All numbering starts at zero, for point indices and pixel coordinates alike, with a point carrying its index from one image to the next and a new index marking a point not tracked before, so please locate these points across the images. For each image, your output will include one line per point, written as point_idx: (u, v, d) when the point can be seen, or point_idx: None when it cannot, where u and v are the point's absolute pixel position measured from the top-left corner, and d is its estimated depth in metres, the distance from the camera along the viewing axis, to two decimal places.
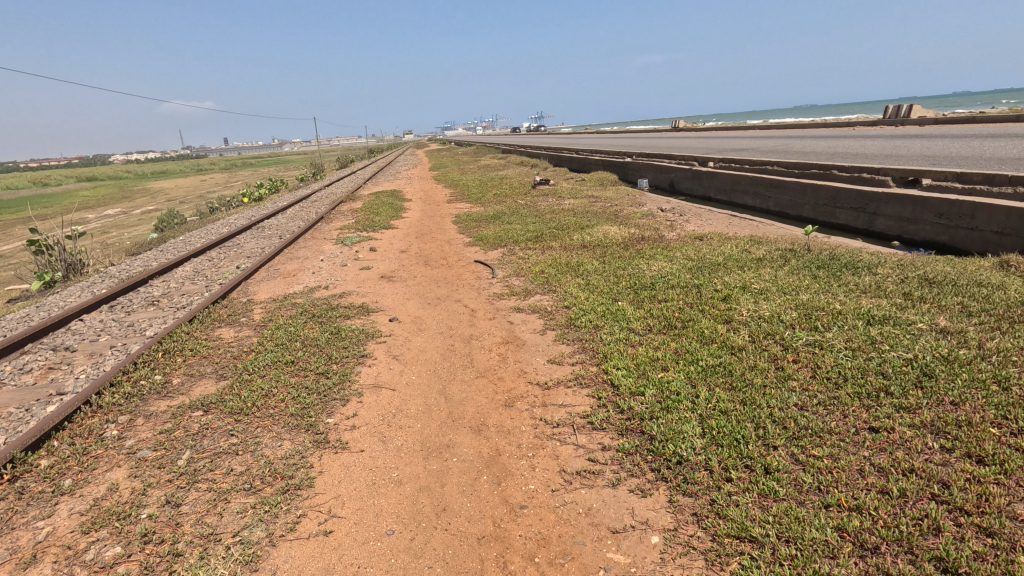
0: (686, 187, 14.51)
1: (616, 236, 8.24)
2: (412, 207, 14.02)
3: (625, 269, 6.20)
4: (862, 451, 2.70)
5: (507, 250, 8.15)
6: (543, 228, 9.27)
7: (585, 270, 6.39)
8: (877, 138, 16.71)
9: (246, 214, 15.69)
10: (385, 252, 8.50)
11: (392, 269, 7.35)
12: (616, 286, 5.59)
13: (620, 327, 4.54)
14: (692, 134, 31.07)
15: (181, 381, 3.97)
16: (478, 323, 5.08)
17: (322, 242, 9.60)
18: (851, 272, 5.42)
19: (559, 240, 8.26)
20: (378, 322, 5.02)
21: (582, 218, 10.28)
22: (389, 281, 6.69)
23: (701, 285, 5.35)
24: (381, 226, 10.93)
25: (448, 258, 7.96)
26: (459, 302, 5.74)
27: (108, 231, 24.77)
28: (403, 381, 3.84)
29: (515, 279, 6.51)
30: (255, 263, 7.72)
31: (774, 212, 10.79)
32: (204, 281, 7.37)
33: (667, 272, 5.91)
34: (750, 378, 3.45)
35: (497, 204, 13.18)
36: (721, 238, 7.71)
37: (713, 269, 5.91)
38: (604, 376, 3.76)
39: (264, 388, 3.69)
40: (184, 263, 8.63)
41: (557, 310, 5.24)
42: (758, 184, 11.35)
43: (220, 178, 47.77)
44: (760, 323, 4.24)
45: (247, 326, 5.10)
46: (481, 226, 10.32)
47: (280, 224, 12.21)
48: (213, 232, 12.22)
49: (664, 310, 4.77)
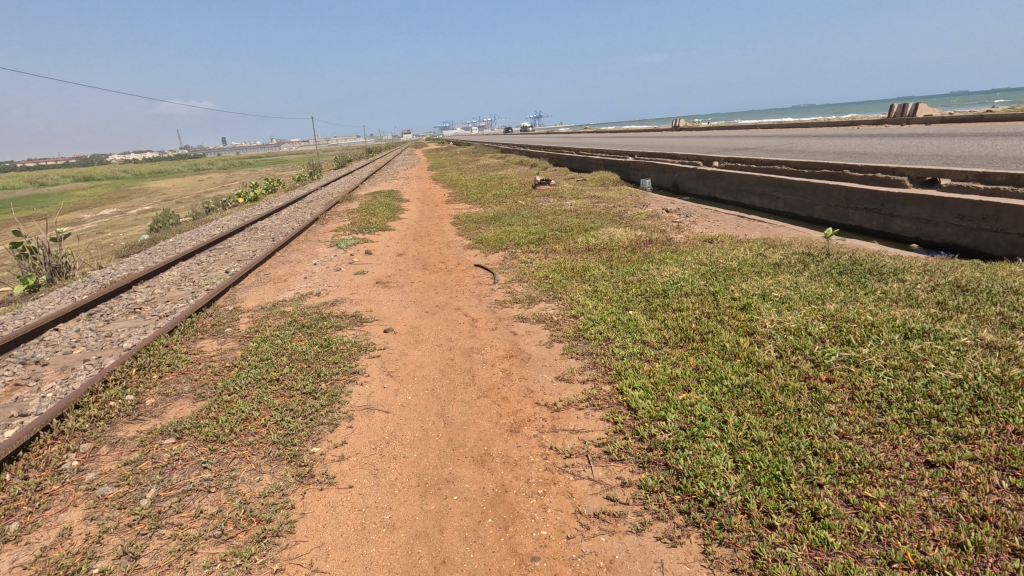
0: (691, 187, 14.19)
1: (623, 238, 7.90)
2: (410, 207, 13.66)
3: (635, 275, 5.86)
4: (921, 491, 2.36)
5: (509, 254, 7.80)
6: (546, 230, 8.92)
7: (591, 275, 6.05)
8: (884, 138, 16.37)
9: (240, 215, 15.32)
10: (381, 255, 8.15)
11: (388, 274, 7.00)
12: (626, 294, 5.25)
13: (633, 340, 4.20)
14: (693, 133, 30.73)
15: (154, 402, 3.63)
16: (479, 334, 4.74)
17: (316, 244, 9.25)
18: (876, 278, 5.09)
19: (563, 243, 7.91)
20: (371, 333, 4.68)
21: (586, 219, 9.94)
22: (385, 287, 6.34)
23: (717, 293, 5.01)
24: (378, 228, 10.58)
25: (447, 262, 7.61)
26: (458, 311, 5.40)
27: (102, 232, 24.43)
28: (399, 403, 3.50)
29: (517, 285, 6.17)
30: (245, 267, 7.37)
31: (783, 213, 10.46)
32: (190, 287, 7.02)
33: (680, 278, 5.56)
34: (782, 401, 3.11)
35: (497, 205, 12.84)
36: (733, 241, 7.37)
37: (728, 275, 5.58)
38: (619, 397, 3.42)
39: (244, 412, 3.35)
40: (172, 267, 8.27)
41: (563, 320, 4.90)
42: (766, 184, 11.02)
43: (216, 177, 47.36)
44: (786, 336, 3.90)
45: (231, 338, 4.75)
46: (481, 228, 9.97)
47: (274, 226, 11.86)
48: (205, 233, 11.87)
49: (679, 321, 4.44)
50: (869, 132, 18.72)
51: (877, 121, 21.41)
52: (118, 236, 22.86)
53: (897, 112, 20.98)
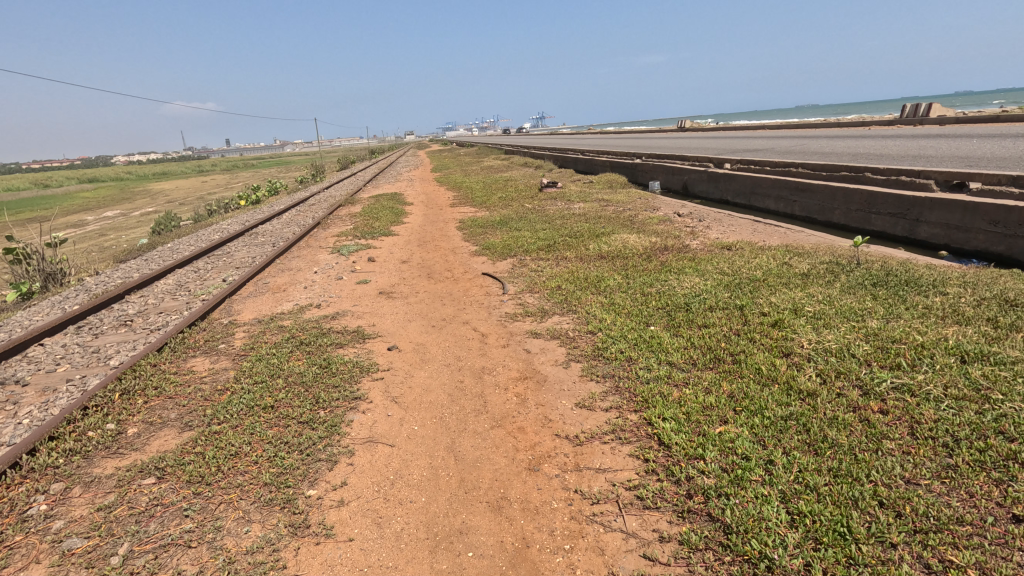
0: (701, 190, 13.84)
1: (636, 245, 7.57)
2: (414, 211, 13.34)
3: (653, 286, 5.53)
4: (1016, 555, 2.01)
5: (518, 261, 7.47)
6: (555, 235, 8.60)
7: (607, 286, 5.72)
8: (899, 139, 15.97)
9: (241, 219, 15.05)
10: (385, 262, 7.82)
11: (392, 283, 6.68)
12: (646, 308, 4.92)
13: (658, 361, 3.86)
14: (699, 134, 30.34)
15: (137, 433, 3.31)
16: (490, 353, 4.41)
17: (318, 250, 8.96)
18: (914, 291, 4.74)
19: (574, 249, 7.58)
20: (374, 351, 4.36)
21: (596, 224, 9.61)
22: (389, 298, 6.02)
23: (745, 307, 4.68)
24: (381, 232, 10.27)
25: (453, 270, 7.28)
26: (466, 325, 5.08)
27: (104, 234, 24.26)
28: (404, 434, 3.18)
29: (528, 297, 5.84)
30: (243, 276, 7.07)
31: (801, 217, 10.12)
32: (186, 297, 6.73)
33: (703, 290, 5.23)
34: (834, 437, 2.78)
35: (503, 208, 12.54)
36: (753, 249, 7.03)
37: (754, 286, 5.23)
38: (649, 430, 3.09)
39: (234, 447, 3.03)
40: (168, 274, 7.98)
41: (579, 336, 4.57)
42: (782, 187, 10.67)
43: (219, 179, 47.23)
44: (828, 359, 3.56)
45: (224, 357, 4.44)
46: (487, 233, 9.64)
47: (275, 230, 11.57)
48: (204, 238, 11.59)
49: (707, 339, 4.11)
50: (882, 133, 18.31)
51: (888, 121, 21.00)
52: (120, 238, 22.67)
53: (910, 112, 20.56)
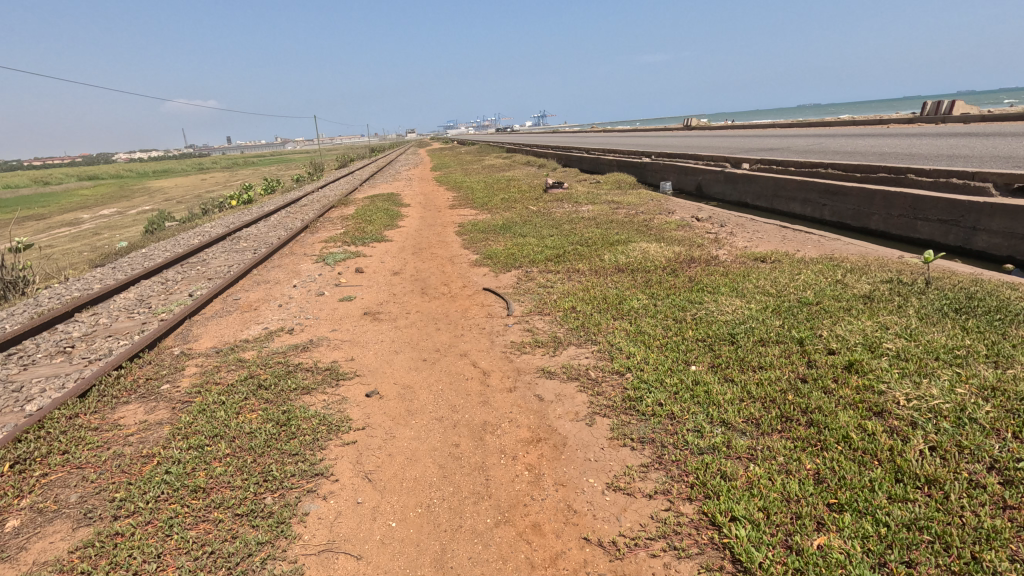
0: (717, 191, 12.98)
1: (658, 256, 6.71)
2: (411, 214, 12.44)
3: (687, 310, 4.67)
4: None
5: (523, 274, 6.58)
6: (565, 243, 7.74)
7: (631, 309, 4.86)
8: (924, 138, 15.05)
9: (228, 220, 14.20)
10: (373, 274, 6.95)
11: (379, 301, 5.80)
12: (683, 341, 4.05)
13: (712, 424, 3.00)
14: (707, 132, 29.39)
15: (16, 530, 2.44)
16: (492, 400, 3.54)
17: (302, 258, 8.10)
18: (1012, 321, 3.87)
19: (588, 261, 6.69)
20: (349, 398, 3.50)
21: (608, 229, 8.76)
22: (374, 320, 5.16)
23: (806, 342, 3.81)
24: (373, 237, 9.42)
25: (449, 284, 6.40)
26: (464, 359, 4.20)
27: (98, 232, 23.54)
28: (377, 538, 2.32)
29: (537, 321, 4.96)
30: (211, 291, 6.21)
31: (831, 222, 9.27)
32: (144, 315, 5.88)
33: (748, 319, 4.35)
34: (996, 567, 1.91)
35: (506, 211, 11.68)
36: (793, 261, 6.16)
37: (810, 312, 4.36)
38: (715, 538, 2.23)
39: (136, 563, 2.16)
40: (131, 287, 7.13)
41: (603, 378, 3.70)
42: (809, 190, 9.81)
43: (214, 176, 46.34)
44: (939, 425, 2.70)
45: (161, 404, 3.57)
46: (489, 240, 8.76)
47: (259, 234, 10.71)
48: (183, 242, 10.74)
49: (766, 391, 3.24)
50: (903, 131, 17.38)
51: (908, 120, 20.05)
52: (115, 236, 22.10)
53: (931, 110, 19.62)
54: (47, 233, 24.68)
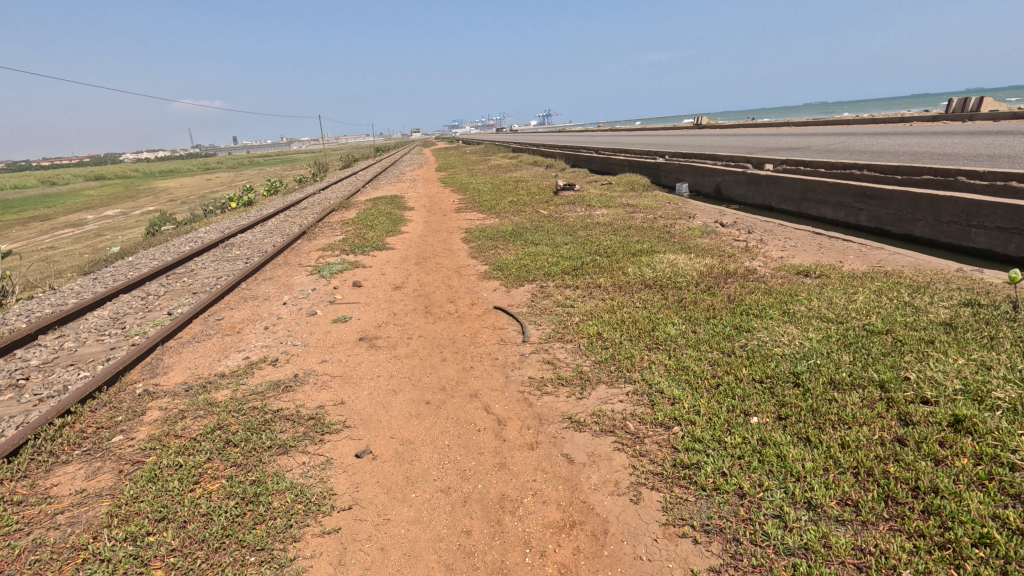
0: (738, 193, 12.28)
1: (687, 268, 6.04)
2: (414, 218, 11.78)
3: (734, 341, 4.00)
4: None
5: (538, 290, 5.92)
6: (583, 253, 7.07)
7: (667, 336, 4.20)
8: (953, 136, 14.27)
9: (224, 224, 13.61)
10: (372, 289, 6.31)
11: (377, 323, 5.15)
12: (738, 383, 3.38)
13: (798, 510, 2.33)
14: (719, 131, 28.55)
15: None
16: (510, 463, 2.88)
17: (296, 269, 7.49)
18: None
19: (610, 275, 6.01)
20: (336, 461, 2.85)
21: (627, 236, 8.09)
22: (371, 348, 4.51)
23: (891, 387, 3.13)
24: (374, 245, 8.79)
25: (456, 301, 5.74)
26: (474, 401, 3.55)
27: (99, 234, 23.10)
28: None
29: (558, 350, 4.30)
30: (191, 310, 5.58)
31: (868, 228, 8.57)
32: (114, 339, 5.25)
33: (810, 354, 3.67)
34: None
35: (515, 215, 11.04)
36: (844, 277, 5.47)
37: (884, 346, 3.68)
38: None
39: None
40: (108, 303, 6.50)
41: (645, 434, 3.03)
42: (842, 193, 9.11)
43: (217, 177, 45.96)
44: None
45: (106, 466, 2.92)
46: (499, 248, 8.12)
47: (253, 241, 10.08)
48: (174, 250, 10.13)
49: (859, 459, 2.56)
50: (929, 129, 16.58)
51: (932, 118, 19.25)
52: (116, 238, 21.61)
53: (956, 107, 18.77)
54: (48, 234, 24.23)
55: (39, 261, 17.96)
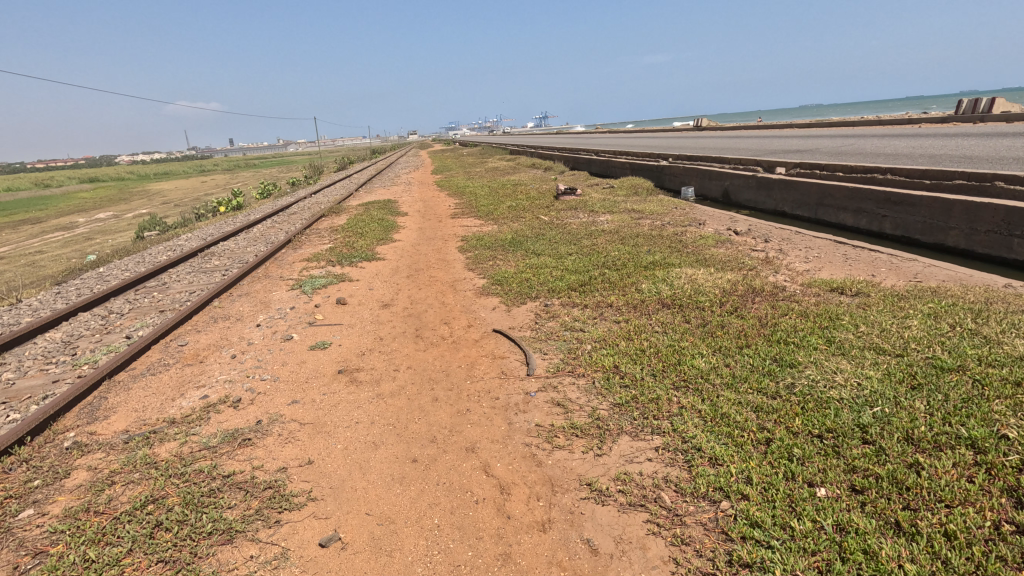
0: (748, 198, 11.72)
1: (708, 284, 5.43)
2: (408, 224, 11.15)
3: (777, 380, 3.39)
4: None
5: (543, 310, 5.31)
6: (589, 266, 6.46)
7: (697, 373, 3.59)
8: (969, 138, 13.72)
9: (209, 231, 12.97)
10: (358, 308, 5.69)
11: (361, 350, 4.53)
12: (794, 440, 2.77)
13: None
14: (721, 133, 28.01)
15: None
16: (518, 554, 2.26)
17: (276, 283, 6.86)
18: None
19: (622, 293, 5.40)
20: (294, 554, 2.23)
21: (636, 246, 7.50)
22: (352, 384, 3.89)
23: (988, 449, 2.52)
24: (363, 255, 8.17)
25: (450, 323, 5.12)
26: (471, 461, 2.93)
27: (88, 237, 22.41)
28: None
29: (569, 388, 3.68)
30: (151, 334, 4.94)
31: (893, 237, 8.00)
32: (60, 368, 4.61)
33: (874, 398, 3.06)
34: None
35: (514, 221, 10.45)
36: (885, 296, 4.87)
37: (962, 388, 3.06)
38: None
39: None
40: (64, 324, 5.85)
41: (686, 512, 2.42)
42: (863, 198, 8.54)
43: (210, 180, 45.28)
44: None
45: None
46: (497, 260, 7.50)
47: (235, 250, 9.44)
48: (149, 260, 9.46)
49: (978, 562, 1.94)
50: (941, 130, 16.08)
51: (942, 119, 18.75)
52: (104, 241, 20.97)
53: (966, 108, 18.23)
54: (35, 237, 23.53)
55: (23, 266, 17.33)
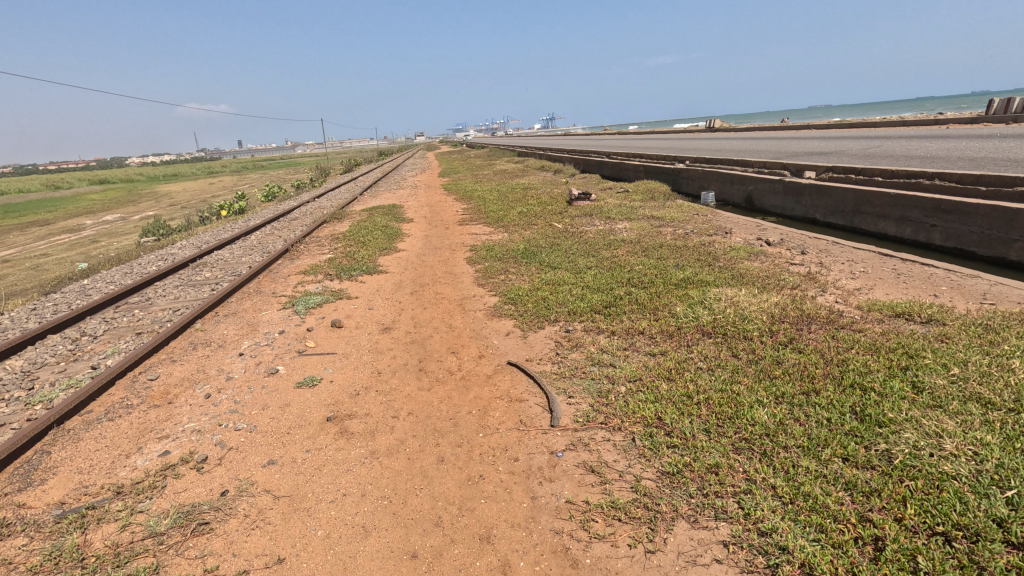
0: (775, 204, 11.04)
1: (752, 307, 4.77)
2: (413, 232, 10.53)
3: (866, 446, 2.71)
4: None
5: (564, 337, 4.65)
6: (613, 284, 5.81)
7: (761, 433, 2.92)
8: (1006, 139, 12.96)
9: (206, 237, 12.40)
10: (355, 333, 5.07)
11: (356, 388, 3.90)
12: (913, 544, 2.09)
13: None
14: (734, 135, 27.21)
15: None
16: None
17: (268, 300, 6.26)
18: None
19: (653, 318, 4.74)
20: None
21: (661, 260, 6.85)
22: (343, 437, 3.25)
23: None
24: (364, 268, 7.56)
25: (458, 353, 4.48)
26: (488, 558, 2.30)
27: (93, 240, 22.05)
28: None
29: (603, 448, 3.02)
30: (117, 366, 4.32)
31: (943, 248, 7.29)
32: (12, 406, 4.01)
33: (1003, 475, 2.37)
34: None
35: (526, 229, 9.82)
36: (963, 325, 4.20)
37: None
38: None
39: None
40: (29, 349, 5.26)
41: None
42: (907, 206, 7.83)
43: (216, 181, 44.98)
44: None
45: None
46: (509, 274, 6.87)
47: (229, 261, 8.85)
48: (138, 270, 8.89)
49: None
50: (973, 131, 15.32)
51: (970, 119, 17.97)
52: (106, 245, 20.50)
53: (997, 109, 17.36)
54: (41, 240, 23.14)
55: (26, 270, 16.90)
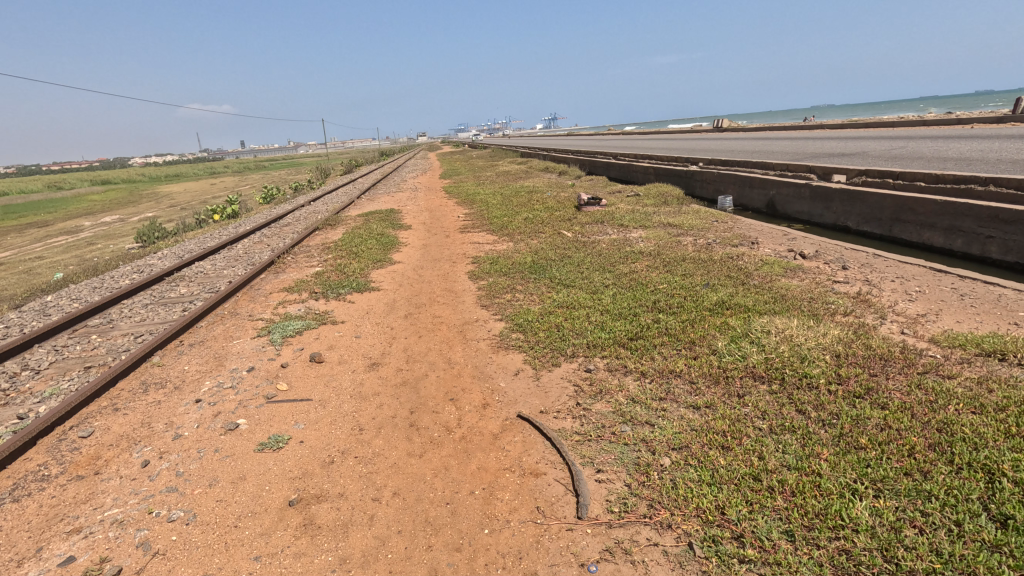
0: (800, 210, 10.26)
1: (808, 341, 3.99)
2: (411, 241, 9.78)
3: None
4: None
5: (585, 380, 3.87)
6: (636, 309, 5.05)
7: (869, 547, 2.14)
8: None
9: (194, 244, 11.71)
10: (338, 371, 4.30)
11: (331, 454, 3.13)
12: None
13: None
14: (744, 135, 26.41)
15: None
16: None
17: (243, 324, 5.51)
18: None
19: (691, 357, 3.96)
20: None
21: (687, 277, 6.08)
22: (306, 534, 2.49)
23: None
24: (354, 283, 6.81)
25: (458, 402, 3.70)
26: None
27: (88, 242, 21.47)
28: None
29: (651, 560, 2.25)
30: (45, 417, 3.57)
31: (1001, 263, 6.51)
32: None
33: None
34: None
35: (533, 237, 9.07)
36: None
37: None
38: None
39: None
40: None
41: None
42: (958, 214, 7.03)
43: (217, 181, 44.46)
44: None
45: None
46: (516, 293, 6.10)
47: (210, 274, 8.12)
48: (112, 284, 8.18)
49: None
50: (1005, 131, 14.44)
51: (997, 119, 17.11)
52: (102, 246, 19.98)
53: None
54: (38, 242, 22.50)
55: (18, 272, 16.37)
